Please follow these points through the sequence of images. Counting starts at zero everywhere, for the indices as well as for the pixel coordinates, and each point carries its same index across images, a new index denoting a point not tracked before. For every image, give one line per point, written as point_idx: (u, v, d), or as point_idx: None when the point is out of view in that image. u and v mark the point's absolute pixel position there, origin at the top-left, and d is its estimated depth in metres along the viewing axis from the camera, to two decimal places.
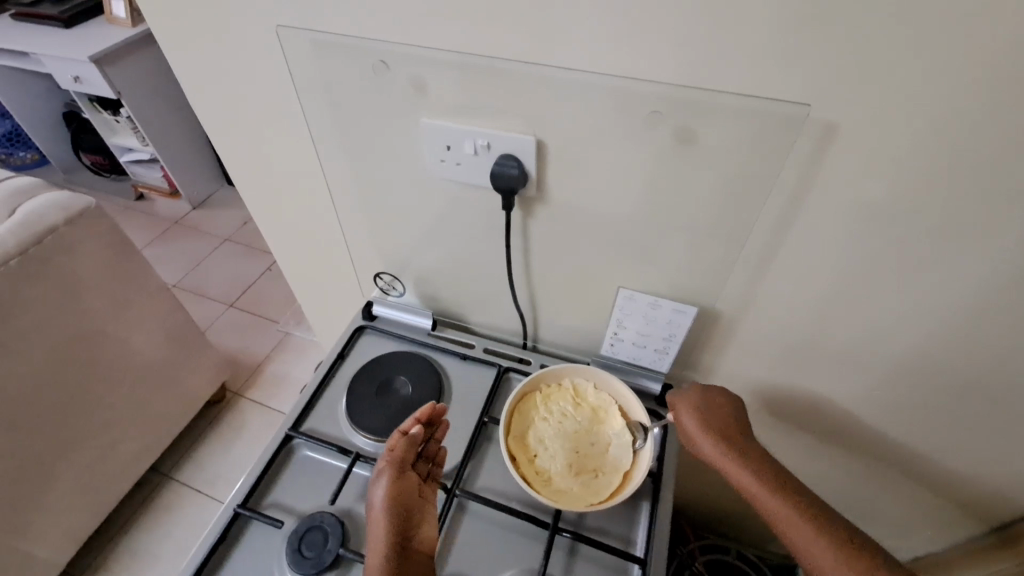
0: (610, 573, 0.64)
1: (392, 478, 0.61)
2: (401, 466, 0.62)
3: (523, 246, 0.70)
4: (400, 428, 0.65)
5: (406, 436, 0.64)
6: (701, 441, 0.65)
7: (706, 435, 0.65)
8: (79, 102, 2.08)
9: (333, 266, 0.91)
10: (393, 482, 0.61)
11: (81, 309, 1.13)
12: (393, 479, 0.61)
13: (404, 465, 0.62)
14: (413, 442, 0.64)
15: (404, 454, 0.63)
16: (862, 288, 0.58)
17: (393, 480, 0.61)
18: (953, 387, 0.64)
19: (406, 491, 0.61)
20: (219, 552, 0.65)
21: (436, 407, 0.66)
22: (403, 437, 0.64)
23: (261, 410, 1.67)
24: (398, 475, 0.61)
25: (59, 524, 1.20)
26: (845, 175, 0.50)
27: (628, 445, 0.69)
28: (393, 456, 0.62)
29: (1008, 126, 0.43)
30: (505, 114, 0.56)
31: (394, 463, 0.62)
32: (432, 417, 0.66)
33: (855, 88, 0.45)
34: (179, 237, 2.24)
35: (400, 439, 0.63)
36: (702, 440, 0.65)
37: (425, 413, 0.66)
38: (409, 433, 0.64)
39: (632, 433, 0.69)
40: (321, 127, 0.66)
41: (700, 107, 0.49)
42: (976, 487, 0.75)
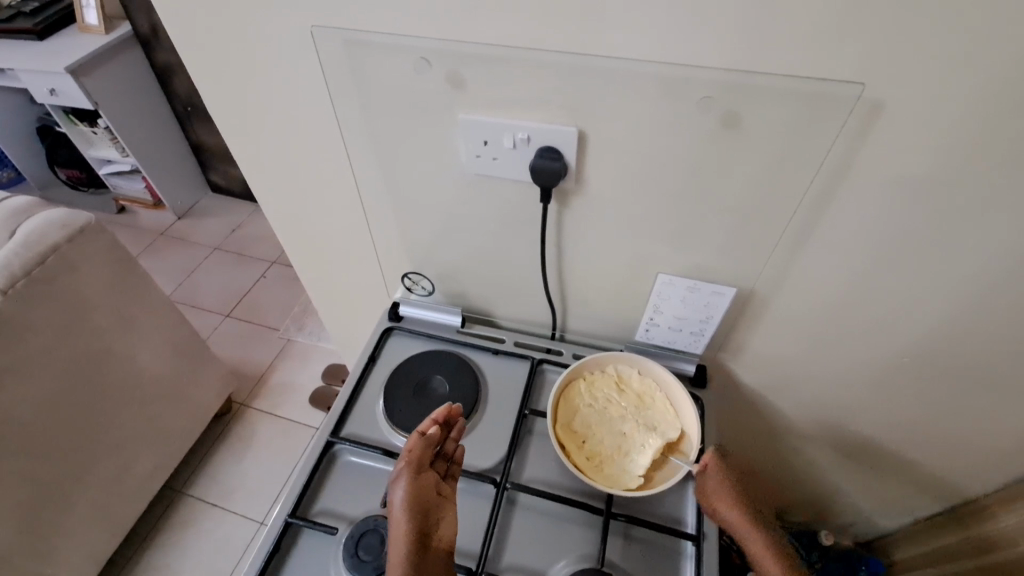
0: (665, 551, 0.66)
1: (411, 478, 0.60)
2: (418, 466, 0.62)
3: (558, 238, 0.70)
4: (417, 428, 0.65)
5: (424, 436, 0.63)
6: (724, 512, 0.66)
7: (730, 505, 0.66)
8: (54, 115, 2.01)
9: (355, 269, 0.90)
10: (412, 482, 0.60)
11: (88, 327, 1.10)
12: (412, 479, 0.60)
13: (421, 465, 0.62)
14: (430, 442, 0.63)
15: (421, 454, 0.62)
16: (898, 260, 0.60)
17: (412, 480, 0.60)
18: (981, 349, 0.67)
19: (425, 490, 0.61)
20: (274, 563, 0.65)
21: (453, 408, 0.66)
22: (421, 437, 0.63)
23: (270, 418, 1.64)
24: (416, 475, 0.61)
25: (79, 548, 1.18)
26: (888, 150, 0.51)
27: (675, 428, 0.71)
28: (411, 456, 0.61)
29: None
30: (546, 106, 0.56)
31: (412, 463, 0.61)
32: (448, 418, 0.67)
33: (903, 64, 0.46)
34: (167, 249, 2.18)
35: (418, 439, 0.63)
36: (725, 511, 0.66)
37: (442, 414, 0.66)
38: (427, 434, 0.64)
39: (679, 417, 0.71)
40: (352, 127, 0.65)
41: (747, 91, 0.50)
42: (996, 444, 0.78)
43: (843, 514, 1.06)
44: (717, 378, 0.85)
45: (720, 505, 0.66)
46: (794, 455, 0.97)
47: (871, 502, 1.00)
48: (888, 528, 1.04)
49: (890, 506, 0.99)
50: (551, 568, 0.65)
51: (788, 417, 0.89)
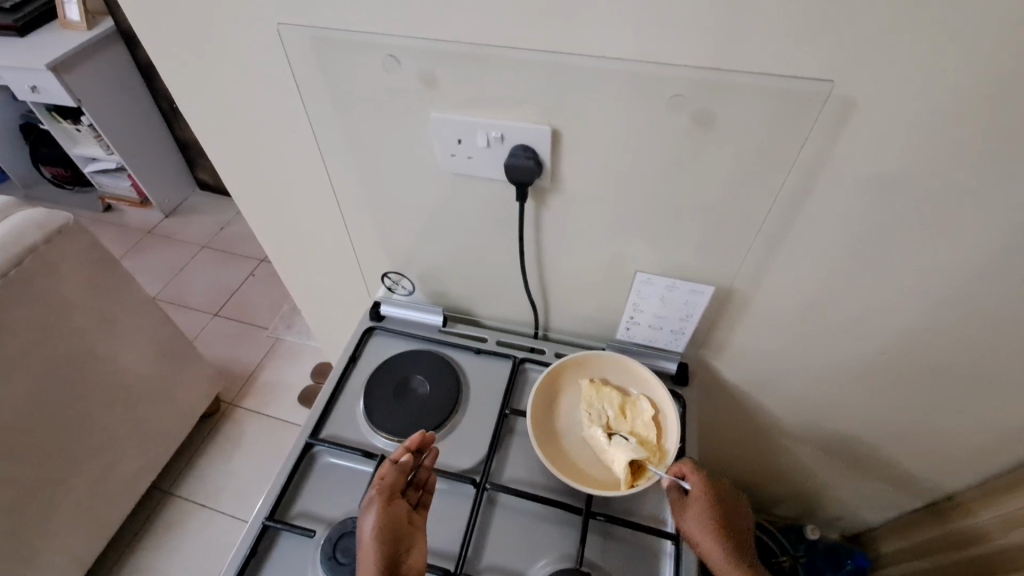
0: (644, 550, 0.66)
1: (383, 505, 0.59)
2: (390, 493, 0.61)
3: (537, 236, 0.70)
4: (389, 457, 0.64)
5: (396, 464, 0.63)
6: (693, 524, 0.62)
7: (702, 519, 0.62)
8: (37, 113, 1.98)
9: (337, 268, 0.89)
10: (384, 508, 0.59)
11: (67, 330, 1.08)
12: (383, 506, 0.59)
13: (393, 492, 0.61)
14: (403, 470, 0.63)
15: (394, 481, 0.62)
16: (875, 257, 0.60)
17: (383, 507, 0.59)
18: (960, 344, 0.67)
19: (397, 517, 0.60)
20: (252, 565, 0.64)
21: (427, 435, 0.65)
22: (393, 465, 0.63)
23: (258, 418, 1.64)
24: (388, 502, 0.60)
25: (64, 551, 1.17)
26: (862, 148, 0.51)
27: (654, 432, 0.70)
28: (384, 483, 0.61)
29: (1019, 92, 0.44)
30: (520, 104, 0.56)
31: (383, 490, 0.61)
32: (421, 446, 0.65)
33: (873, 62, 0.45)
34: (154, 247, 2.16)
35: (391, 466, 0.62)
36: (692, 520, 0.63)
37: (415, 441, 0.65)
38: (400, 461, 0.63)
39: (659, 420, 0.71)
40: (326, 123, 0.64)
41: (719, 88, 0.50)
42: (976, 437, 0.79)
43: (828, 508, 1.07)
44: (701, 375, 0.84)
45: (691, 519, 0.63)
46: (778, 450, 0.97)
47: (856, 496, 1.00)
48: (872, 522, 1.05)
49: (874, 500, 0.99)
50: (531, 568, 0.65)
51: (771, 413, 0.89)
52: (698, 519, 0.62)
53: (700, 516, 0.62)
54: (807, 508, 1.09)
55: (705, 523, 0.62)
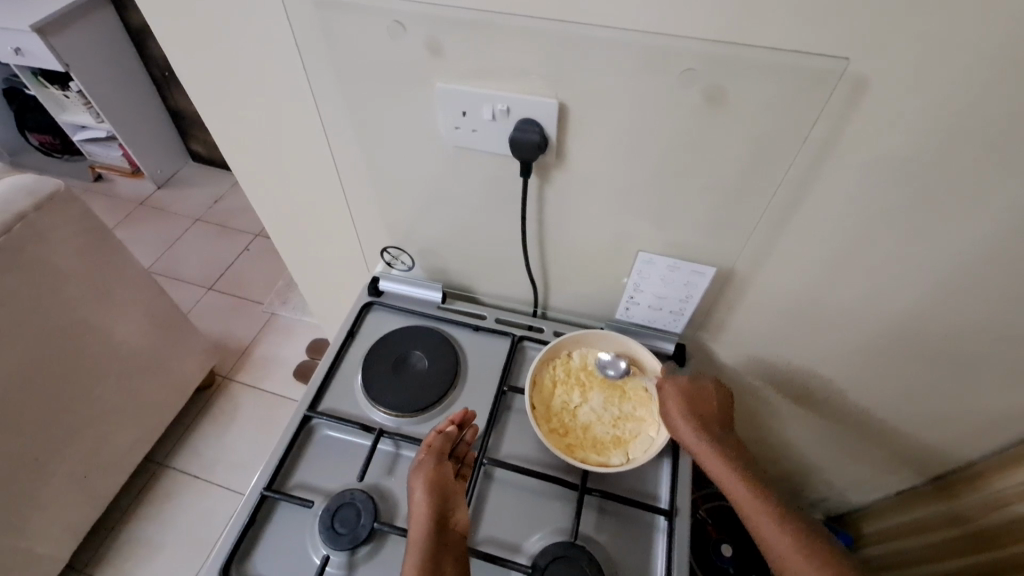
0: (637, 524, 0.67)
1: (432, 466, 0.64)
2: (438, 458, 0.65)
3: (539, 214, 0.69)
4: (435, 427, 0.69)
5: (443, 432, 0.67)
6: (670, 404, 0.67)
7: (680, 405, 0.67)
8: (24, 77, 1.93)
9: (336, 243, 0.89)
10: (432, 471, 0.63)
11: (59, 299, 1.07)
12: (433, 465, 0.64)
13: (442, 456, 0.66)
14: (449, 439, 0.67)
15: (442, 446, 0.66)
16: (877, 242, 0.60)
17: (434, 467, 0.64)
18: (958, 332, 0.68)
19: (445, 480, 0.63)
20: (249, 535, 0.65)
21: (469, 412, 0.70)
22: (440, 433, 0.67)
23: (252, 393, 1.64)
24: (438, 463, 0.64)
25: (57, 519, 1.18)
26: (870, 130, 0.51)
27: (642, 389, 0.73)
28: (432, 448, 0.65)
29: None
30: (526, 76, 0.54)
31: (432, 455, 0.65)
32: (464, 420, 0.70)
33: (887, 41, 0.45)
34: (146, 219, 2.13)
35: (438, 435, 0.66)
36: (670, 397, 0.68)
37: (459, 415, 0.70)
38: (445, 430, 0.68)
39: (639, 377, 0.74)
40: (324, 90, 0.63)
41: (731, 64, 0.49)
42: (964, 421, 0.80)
43: (816, 490, 1.10)
44: (699, 356, 0.85)
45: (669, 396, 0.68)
46: (771, 431, 0.99)
47: (844, 477, 1.03)
48: (858, 504, 1.07)
49: (861, 482, 1.02)
50: (525, 542, 0.65)
51: (766, 395, 0.90)
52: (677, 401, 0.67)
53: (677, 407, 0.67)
54: (795, 489, 1.12)
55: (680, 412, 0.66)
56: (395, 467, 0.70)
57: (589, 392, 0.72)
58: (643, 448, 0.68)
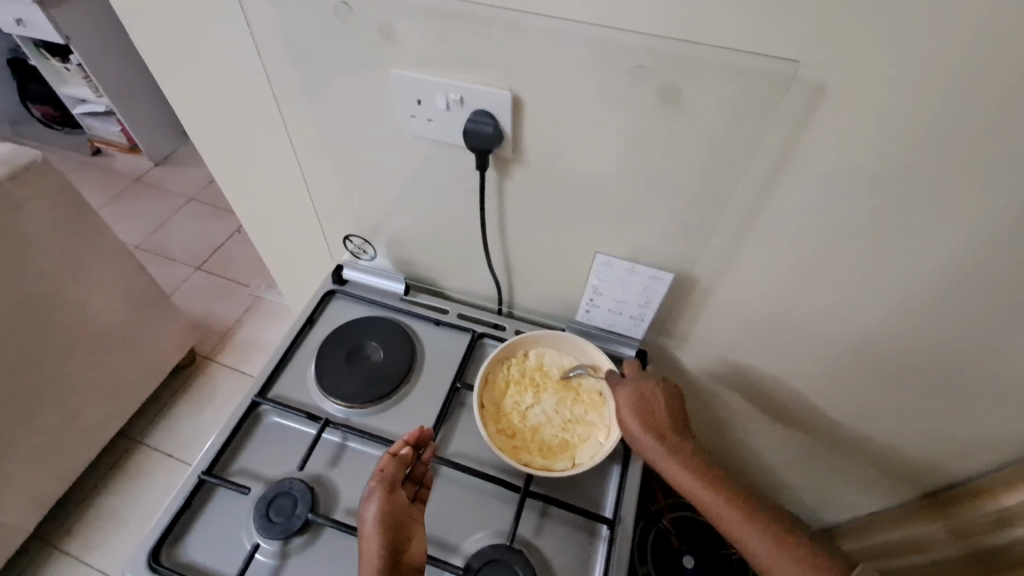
0: (579, 532, 0.65)
1: (383, 496, 0.58)
2: (391, 486, 0.59)
3: (499, 209, 0.68)
4: (387, 450, 0.62)
5: (395, 457, 0.61)
6: (624, 411, 0.65)
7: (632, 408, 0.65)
8: (24, 48, 1.93)
9: (304, 229, 0.88)
10: (384, 502, 0.57)
11: (32, 270, 1.07)
12: (383, 498, 0.58)
13: (394, 485, 0.59)
14: (403, 463, 0.61)
15: (394, 474, 0.60)
16: (840, 256, 0.58)
17: (385, 499, 0.58)
18: (927, 353, 0.66)
19: (397, 510, 0.58)
20: (184, 518, 0.64)
21: (425, 430, 0.64)
22: (392, 458, 0.61)
23: (232, 374, 1.64)
24: (389, 494, 0.58)
25: (23, 490, 1.18)
26: (828, 139, 0.49)
27: (596, 392, 0.71)
28: (384, 475, 0.59)
29: (986, 91, 0.43)
30: (480, 65, 0.53)
31: (383, 483, 0.59)
32: (420, 440, 0.63)
33: (844, 46, 0.43)
34: (140, 196, 2.13)
35: (390, 459, 0.60)
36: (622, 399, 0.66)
37: (414, 435, 0.63)
38: (398, 454, 0.61)
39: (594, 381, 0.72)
40: (280, 70, 0.61)
41: (684, 63, 0.47)
42: (929, 444, 0.79)
43: (785, 505, 1.08)
44: (663, 364, 0.84)
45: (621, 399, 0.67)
46: (738, 444, 0.97)
47: (813, 494, 1.01)
48: (828, 521, 1.06)
49: (830, 499, 1.00)
50: (464, 542, 0.64)
51: (733, 406, 0.89)
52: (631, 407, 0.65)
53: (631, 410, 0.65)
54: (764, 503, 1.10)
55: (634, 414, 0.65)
56: (340, 458, 0.69)
57: (542, 394, 0.71)
58: (590, 453, 0.66)
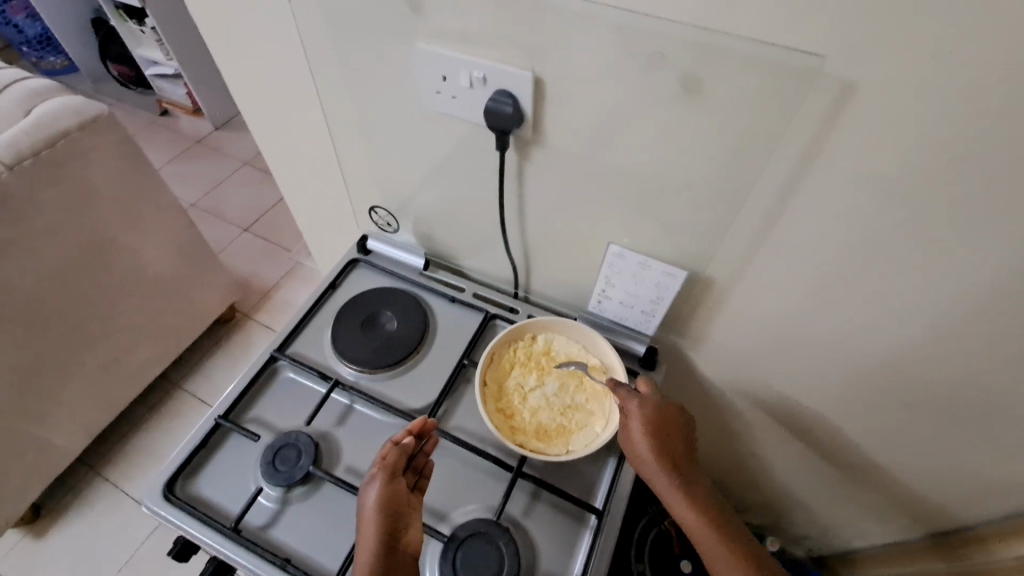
0: (567, 517, 0.66)
1: (382, 485, 0.59)
2: (392, 474, 0.60)
3: (519, 192, 0.68)
4: (391, 437, 0.63)
5: (397, 445, 0.62)
6: (635, 433, 0.62)
7: (642, 429, 0.62)
8: (107, 10, 2.06)
9: (336, 197, 0.91)
10: (384, 489, 0.59)
11: (94, 216, 1.15)
12: (383, 486, 0.59)
13: (394, 473, 0.60)
14: (404, 452, 0.62)
15: (395, 462, 0.61)
16: (864, 269, 0.55)
17: (384, 487, 0.59)
18: (957, 381, 0.62)
19: (397, 498, 0.59)
20: (199, 457, 0.69)
21: (428, 421, 0.64)
22: (394, 446, 0.62)
23: (267, 332, 1.72)
24: (389, 482, 0.59)
25: (73, 416, 1.29)
26: (857, 144, 0.46)
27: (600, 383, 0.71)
28: (384, 463, 0.60)
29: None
30: (504, 44, 0.53)
31: (385, 470, 0.60)
32: (423, 430, 0.64)
33: (878, 43, 0.41)
34: (200, 156, 2.25)
35: (392, 447, 0.61)
36: (631, 417, 0.63)
37: (417, 425, 0.64)
38: (400, 443, 0.62)
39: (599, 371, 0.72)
40: (316, 39, 0.63)
41: (706, 51, 0.46)
42: (951, 476, 0.75)
43: (796, 523, 1.05)
44: (676, 363, 0.82)
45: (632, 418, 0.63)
46: (750, 454, 0.95)
47: (825, 515, 0.98)
48: (839, 544, 1.02)
49: (843, 523, 0.97)
50: (453, 512, 0.66)
51: (746, 416, 0.86)
52: (641, 427, 0.62)
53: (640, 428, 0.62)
54: (773, 518, 1.08)
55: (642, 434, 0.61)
56: (346, 419, 0.73)
57: (545, 378, 0.72)
58: (585, 442, 0.67)
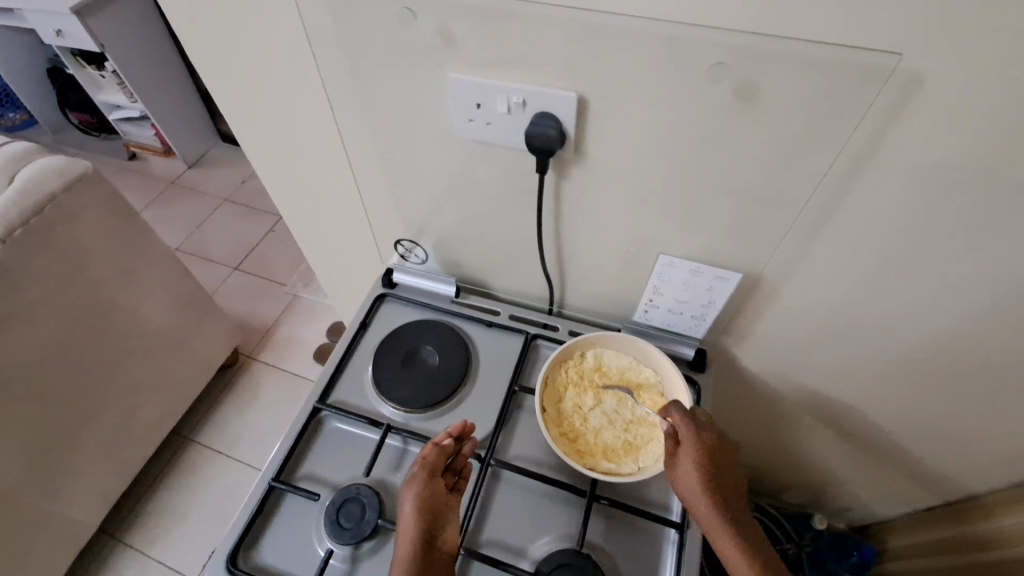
0: (646, 535, 0.65)
1: (422, 483, 0.60)
2: (431, 472, 0.62)
3: (556, 211, 0.66)
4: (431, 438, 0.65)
5: (438, 446, 0.63)
6: (685, 466, 0.60)
7: (694, 461, 0.60)
8: (63, 58, 1.98)
9: (353, 232, 0.88)
10: (423, 486, 0.60)
11: (90, 279, 1.10)
12: (423, 483, 0.60)
13: (434, 472, 0.62)
14: (444, 452, 0.63)
15: (435, 462, 0.62)
16: (918, 255, 0.55)
17: (423, 484, 0.60)
18: (1006, 353, 0.63)
19: (435, 496, 0.60)
20: (257, 524, 0.65)
21: (467, 424, 0.65)
22: (435, 446, 0.63)
23: (274, 373, 1.67)
24: (428, 480, 0.61)
25: (90, 488, 1.23)
26: (918, 135, 0.46)
27: (657, 392, 0.70)
28: (425, 462, 0.62)
29: None
30: (545, 68, 0.51)
31: (425, 469, 0.61)
32: (462, 433, 0.65)
33: (946, 35, 0.40)
34: (178, 198, 2.17)
35: (433, 447, 0.63)
36: (682, 450, 0.61)
37: (457, 428, 0.65)
38: (440, 444, 0.64)
39: (654, 380, 0.71)
40: (337, 78, 0.61)
41: (767, 58, 0.45)
42: (1004, 442, 0.75)
43: (840, 500, 1.05)
44: (720, 362, 0.82)
45: (683, 448, 0.61)
46: (795, 440, 0.95)
47: (870, 491, 0.98)
48: (884, 516, 1.03)
49: (890, 496, 0.97)
50: (531, 546, 0.64)
51: (792, 404, 0.86)
52: (692, 460, 0.60)
53: (692, 460, 0.60)
54: (815, 497, 1.09)
55: (695, 467, 0.59)
56: (403, 463, 0.70)
57: (601, 395, 0.70)
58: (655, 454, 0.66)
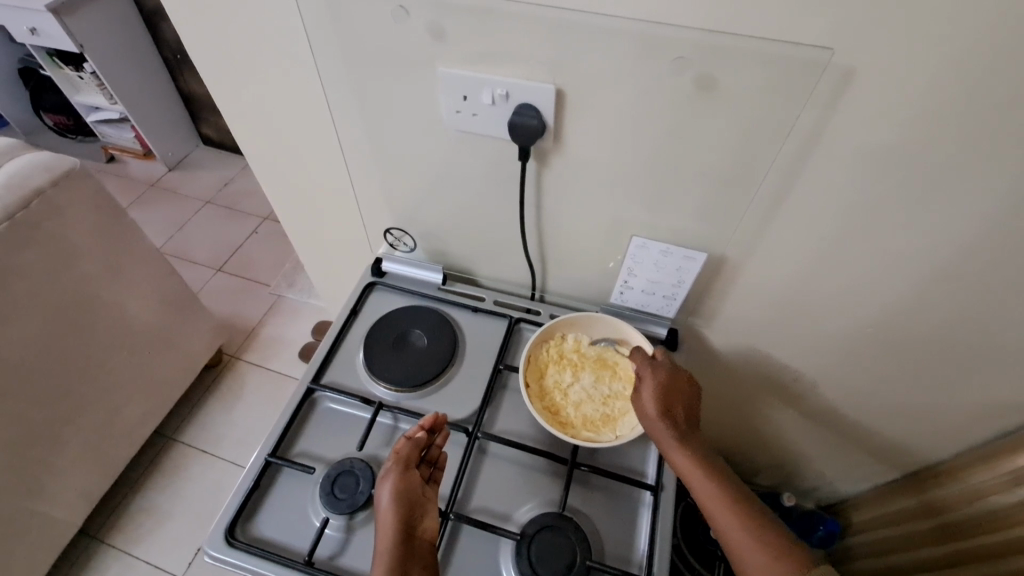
0: (623, 498, 0.70)
1: (398, 476, 0.62)
2: (405, 466, 0.63)
3: (537, 199, 0.71)
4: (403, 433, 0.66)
5: (411, 440, 0.65)
6: (645, 393, 0.66)
7: (653, 389, 0.66)
8: (37, 58, 1.97)
9: (344, 224, 0.91)
10: (399, 480, 0.61)
11: (76, 274, 1.11)
12: (399, 477, 0.62)
13: (408, 466, 0.63)
14: (417, 445, 0.65)
15: (409, 456, 0.64)
16: (862, 233, 0.62)
17: (400, 478, 0.62)
18: (945, 324, 0.69)
19: (412, 489, 0.62)
20: (255, 498, 0.68)
21: (439, 416, 0.67)
22: (408, 440, 0.64)
23: (259, 372, 1.67)
24: (404, 474, 0.62)
25: (73, 486, 1.23)
26: (855, 122, 0.53)
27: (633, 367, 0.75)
28: (399, 456, 0.63)
29: (994, 74, 0.46)
30: (526, 62, 0.56)
31: (399, 463, 0.63)
32: (434, 425, 0.67)
33: (871, 35, 0.47)
34: (158, 200, 2.17)
35: (405, 442, 0.64)
36: (646, 380, 0.67)
37: (429, 420, 0.67)
38: (413, 437, 0.65)
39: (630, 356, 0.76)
40: (332, 71, 0.65)
41: (723, 52, 0.51)
42: (947, 410, 0.82)
43: (807, 478, 1.12)
44: (692, 342, 0.87)
45: (646, 379, 0.67)
46: (763, 420, 1.01)
47: (833, 467, 1.05)
48: (847, 492, 1.10)
49: (851, 471, 1.04)
50: (516, 512, 0.68)
51: (759, 383, 0.92)
52: (652, 387, 0.67)
53: (652, 388, 0.66)
54: (784, 477, 1.15)
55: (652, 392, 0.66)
56: (393, 439, 0.73)
57: (580, 371, 0.75)
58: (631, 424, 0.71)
